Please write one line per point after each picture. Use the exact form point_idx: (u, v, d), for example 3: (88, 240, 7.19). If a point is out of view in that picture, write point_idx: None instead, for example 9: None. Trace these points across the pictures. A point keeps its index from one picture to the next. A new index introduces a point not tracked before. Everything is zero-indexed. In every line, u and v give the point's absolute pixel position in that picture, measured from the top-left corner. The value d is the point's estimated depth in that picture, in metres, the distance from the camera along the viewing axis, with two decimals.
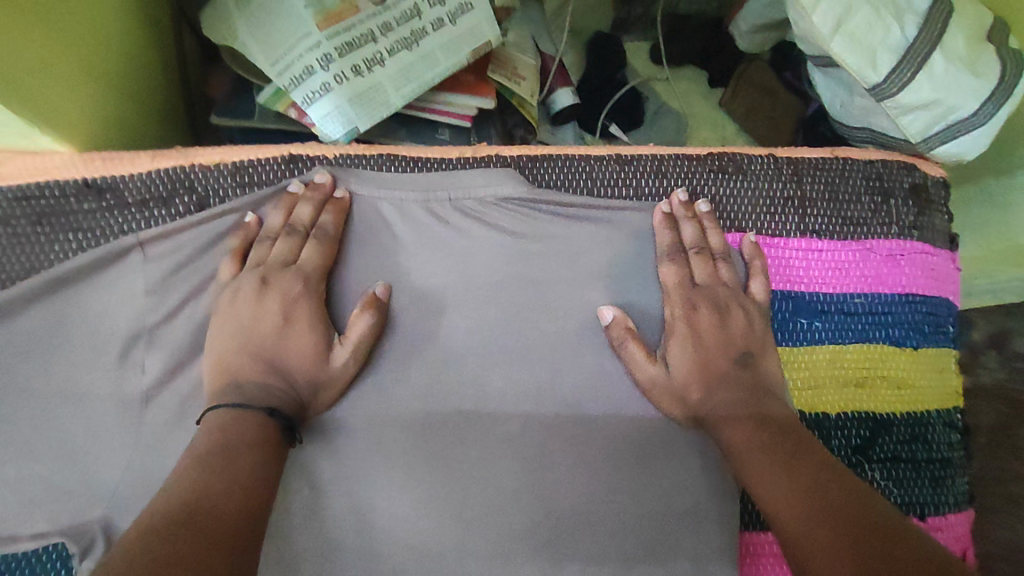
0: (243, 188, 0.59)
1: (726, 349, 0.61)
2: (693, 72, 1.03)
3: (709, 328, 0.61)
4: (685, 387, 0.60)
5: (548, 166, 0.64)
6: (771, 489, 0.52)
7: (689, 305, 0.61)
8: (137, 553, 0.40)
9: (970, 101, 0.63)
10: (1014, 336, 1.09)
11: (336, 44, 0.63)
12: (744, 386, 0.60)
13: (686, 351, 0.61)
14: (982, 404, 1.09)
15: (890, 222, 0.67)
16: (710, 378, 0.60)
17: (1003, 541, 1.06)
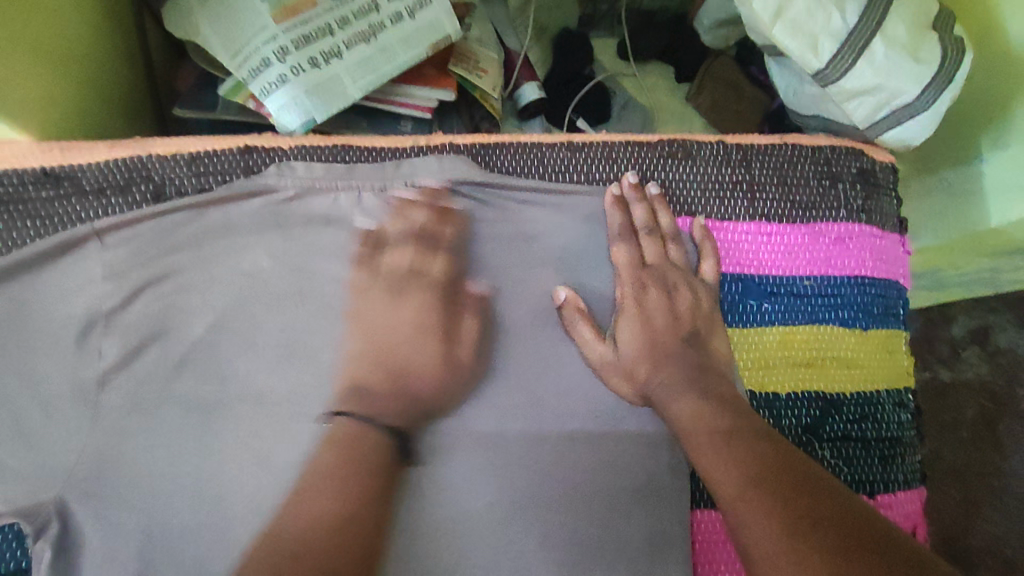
0: (197, 177, 0.61)
1: (675, 327, 0.60)
2: (660, 68, 1.05)
3: (656, 307, 0.61)
4: (632, 368, 0.59)
5: (500, 153, 0.64)
6: (729, 480, 0.49)
7: (639, 287, 0.61)
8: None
9: (913, 86, 0.63)
10: (995, 330, 1.10)
11: (292, 37, 0.66)
12: (691, 365, 0.58)
13: (635, 331, 0.60)
14: (964, 397, 1.10)
15: (839, 206, 0.66)
16: (660, 357, 0.59)
17: (988, 534, 1.05)
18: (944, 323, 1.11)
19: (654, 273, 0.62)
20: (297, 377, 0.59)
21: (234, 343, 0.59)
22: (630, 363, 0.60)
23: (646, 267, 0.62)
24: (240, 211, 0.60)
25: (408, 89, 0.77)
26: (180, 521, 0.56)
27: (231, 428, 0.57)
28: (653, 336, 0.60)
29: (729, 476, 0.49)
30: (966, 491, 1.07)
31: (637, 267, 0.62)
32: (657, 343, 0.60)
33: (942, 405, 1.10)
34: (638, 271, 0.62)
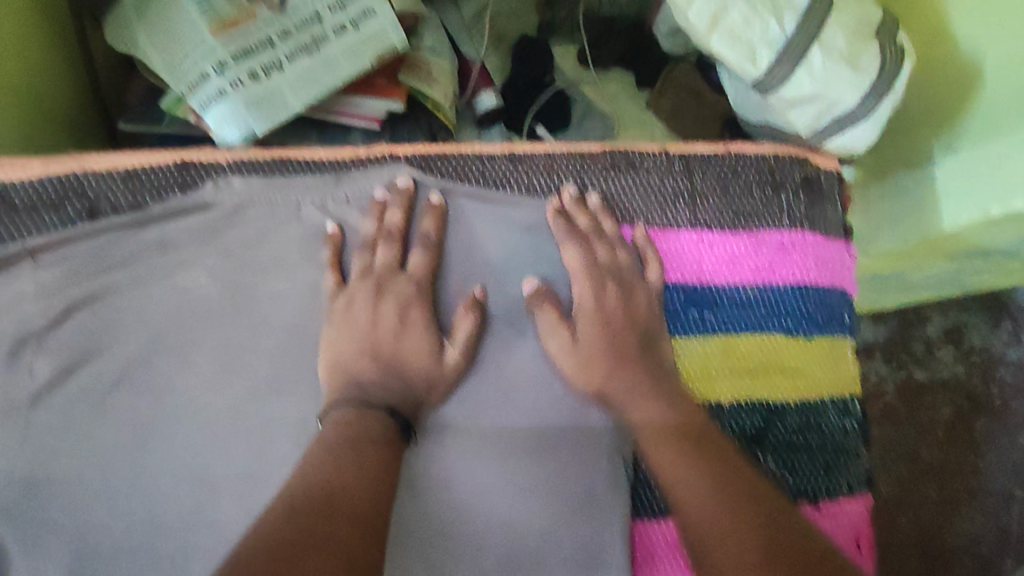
0: (133, 194, 0.59)
1: (631, 331, 0.60)
2: (620, 74, 1.04)
3: (617, 312, 0.60)
4: (587, 372, 0.59)
5: (440, 162, 0.62)
6: (691, 496, 0.52)
7: (597, 292, 0.61)
8: (262, 539, 0.41)
9: (851, 94, 0.63)
10: (969, 330, 1.08)
11: (232, 52, 0.65)
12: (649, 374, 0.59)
13: (593, 339, 0.60)
14: (941, 398, 1.07)
15: (782, 214, 0.66)
16: (620, 358, 0.59)
17: (965, 535, 1.03)
18: (919, 322, 1.09)
19: (611, 276, 0.61)
20: (231, 393, 0.57)
21: (168, 361, 0.57)
22: (584, 370, 0.59)
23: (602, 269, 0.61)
24: (176, 228, 0.59)
25: (356, 100, 0.76)
26: (116, 540, 0.56)
27: (166, 448, 0.57)
28: (611, 340, 0.60)
29: (691, 485, 0.52)
30: (944, 490, 1.04)
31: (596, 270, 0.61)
32: (616, 348, 0.60)
33: (919, 406, 1.07)
34: (588, 274, 0.61)
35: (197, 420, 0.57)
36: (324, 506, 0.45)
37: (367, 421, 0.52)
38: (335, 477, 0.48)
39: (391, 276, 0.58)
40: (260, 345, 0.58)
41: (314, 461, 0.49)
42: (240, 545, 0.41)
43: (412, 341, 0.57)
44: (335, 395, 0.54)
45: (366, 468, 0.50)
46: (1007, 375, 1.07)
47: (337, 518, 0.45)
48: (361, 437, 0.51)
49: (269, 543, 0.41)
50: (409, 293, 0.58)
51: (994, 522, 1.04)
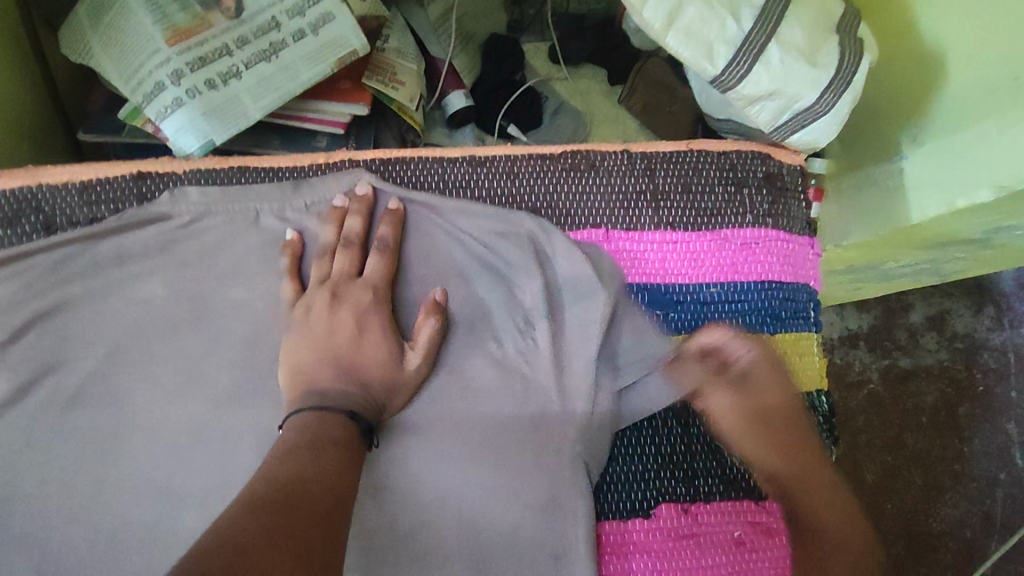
0: (90, 207, 0.59)
1: (783, 418, 0.61)
2: (591, 70, 1.04)
3: (768, 392, 0.61)
4: (777, 442, 0.60)
5: (399, 168, 0.63)
6: (821, 509, 0.59)
7: (748, 377, 0.61)
8: (224, 534, 0.39)
9: (809, 90, 0.61)
10: (952, 316, 1.10)
11: (186, 59, 0.64)
12: (792, 440, 0.61)
13: (762, 431, 0.60)
14: (925, 384, 1.08)
15: (745, 211, 0.66)
16: (773, 442, 0.60)
17: (950, 520, 1.03)
18: (903, 310, 1.10)
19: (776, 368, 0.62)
20: (192, 404, 0.57)
21: (128, 374, 0.57)
22: (767, 454, 0.60)
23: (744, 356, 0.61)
24: (132, 239, 0.59)
25: (320, 105, 0.75)
26: (77, 553, 0.56)
27: (128, 460, 0.57)
28: (766, 419, 0.61)
29: (824, 498, 0.60)
30: (929, 476, 1.05)
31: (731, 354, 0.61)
32: (760, 421, 0.61)
33: (904, 392, 1.07)
34: (761, 363, 0.61)
35: (158, 432, 0.57)
36: (282, 501, 0.44)
37: (329, 426, 0.51)
38: (298, 476, 0.46)
39: (348, 283, 0.58)
40: (219, 355, 0.58)
41: (274, 463, 0.47)
42: (201, 538, 0.39)
43: (372, 347, 0.56)
44: (294, 403, 0.53)
45: (329, 468, 0.48)
46: (990, 360, 1.09)
47: (298, 514, 0.43)
48: (321, 439, 0.50)
49: (230, 538, 0.39)
50: (365, 300, 0.57)
51: (979, 506, 1.04)
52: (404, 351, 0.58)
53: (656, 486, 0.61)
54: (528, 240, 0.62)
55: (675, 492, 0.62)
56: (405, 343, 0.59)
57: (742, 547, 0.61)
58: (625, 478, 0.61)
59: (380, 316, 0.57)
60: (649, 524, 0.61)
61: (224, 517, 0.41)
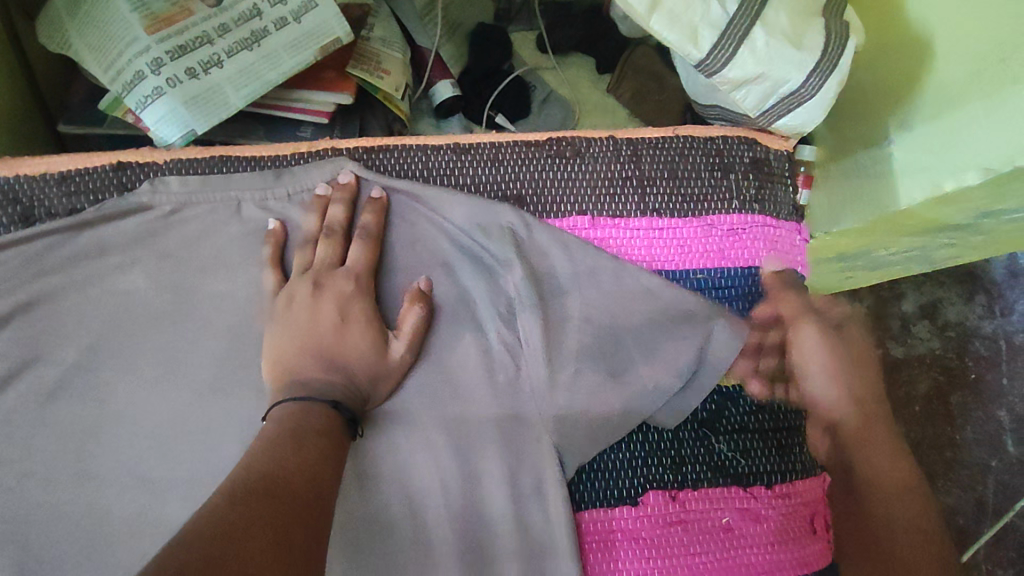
0: (69, 197, 0.58)
1: (844, 384, 0.72)
2: (579, 59, 1.03)
3: (833, 357, 0.72)
4: (839, 403, 0.69)
5: (383, 157, 0.62)
6: (875, 474, 0.67)
7: (816, 335, 0.70)
8: (206, 520, 0.39)
9: (795, 74, 0.60)
10: (943, 304, 1.10)
11: (166, 48, 0.63)
12: (853, 399, 0.72)
13: (840, 376, 0.72)
14: (918, 372, 1.08)
15: (731, 197, 0.66)
16: (842, 392, 0.71)
17: (941, 505, 1.04)
18: (895, 299, 1.10)
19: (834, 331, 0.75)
20: (175, 396, 0.57)
21: (110, 366, 0.57)
22: (848, 397, 0.71)
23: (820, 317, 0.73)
24: (112, 230, 0.58)
25: (303, 94, 0.75)
26: (60, 547, 0.55)
27: (112, 452, 0.56)
28: (840, 378, 0.71)
29: (887, 470, 0.67)
30: (921, 463, 1.05)
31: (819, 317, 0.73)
32: (833, 371, 0.71)
33: (896, 381, 1.07)
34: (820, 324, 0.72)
35: (141, 423, 0.57)
36: (265, 489, 0.43)
37: (312, 416, 0.51)
38: (281, 465, 0.46)
39: (330, 272, 0.57)
40: (202, 346, 0.58)
41: (256, 454, 0.47)
42: (183, 525, 0.39)
43: (355, 337, 0.56)
44: (277, 394, 0.53)
45: (312, 457, 0.48)
46: (981, 348, 1.09)
47: (283, 506, 0.43)
48: (305, 429, 0.49)
49: (212, 523, 0.39)
50: (348, 289, 0.57)
51: (970, 493, 1.04)
52: (389, 340, 0.57)
53: (643, 474, 0.61)
54: (510, 232, 0.61)
55: (663, 479, 0.61)
56: (390, 331, 0.58)
57: (729, 533, 0.61)
58: (613, 466, 0.61)
59: (363, 305, 0.57)
60: (636, 511, 0.61)
61: (205, 508, 0.40)
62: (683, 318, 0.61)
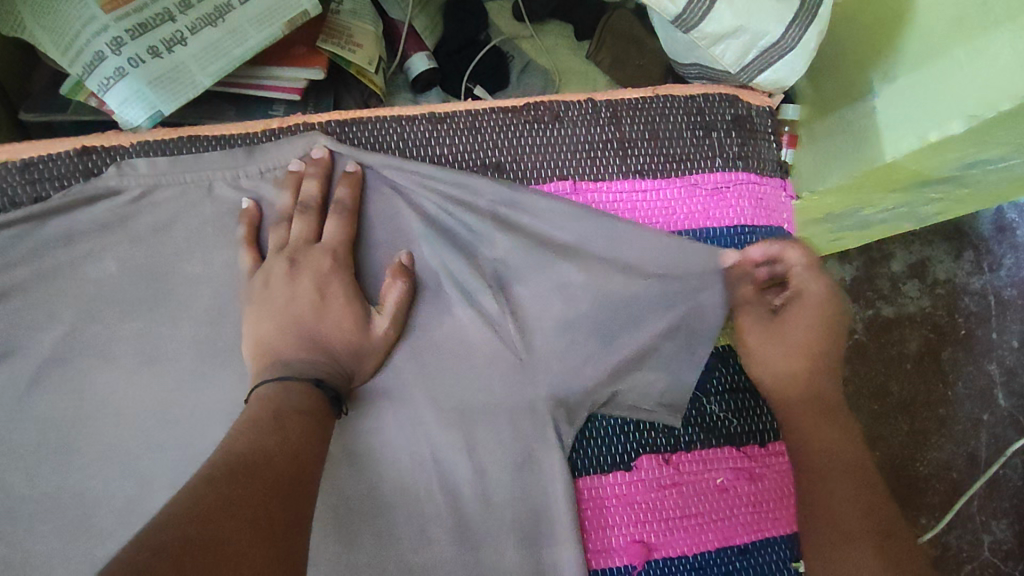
0: (33, 185, 0.56)
1: (810, 348, 0.62)
2: (558, 26, 1.00)
3: (803, 325, 0.63)
4: (801, 377, 0.62)
5: (356, 129, 0.60)
6: (831, 454, 0.59)
7: (803, 295, 0.63)
8: (185, 500, 0.39)
9: (774, 25, 0.57)
10: (932, 263, 1.09)
11: (126, 26, 0.61)
12: (829, 367, 0.63)
13: (779, 353, 0.62)
14: (909, 331, 1.08)
15: (714, 155, 0.64)
16: (810, 356, 0.62)
17: (935, 462, 1.05)
18: (884, 259, 1.09)
19: (824, 277, 0.63)
20: (157, 383, 0.56)
21: (87, 358, 0.56)
22: (789, 382, 0.61)
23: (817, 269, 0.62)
24: (79, 218, 0.56)
25: (273, 71, 0.72)
26: (48, 541, 0.55)
27: (96, 442, 0.56)
28: (810, 345, 0.62)
29: (833, 438, 0.60)
30: (914, 421, 1.06)
31: (812, 265, 0.62)
32: (792, 357, 0.62)
33: (888, 341, 1.07)
34: (811, 279, 0.62)
35: (126, 412, 0.56)
36: (245, 468, 0.43)
37: (294, 394, 0.50)
38: (261, 445, 0.45)
39: (307, 249, 0.56)
40: (180, 332, 0.57)
41: (235, 435, 0.46)
42: (162, 507, 0.38)
43: (336, 314, 0.55)
44: (261, 374, 0.52)
45: (294, 435, 0.47)
46: (971, 304, 1.08)
47: (263, 485, 0.42)
48: (286, 408, 0.49)
49: (192, 504, 0.38)
50: (325, 266, 0.56)
51: (964, 448, 1.05)
52: (371, 315, 0.56)
53: (636, 439, 0.61)
54: (485, 209, 0.59)
55: (656, 443, 0.61)
56: (372, 307, 0.57)
57: (725, 494, 0.61)
58: (605, 433, 0.61)
59: (342, 280, 0.56)
60: (630, 476, 0.60)
61: (183, 490, 0.40)
62: (666, 281, 0.60)
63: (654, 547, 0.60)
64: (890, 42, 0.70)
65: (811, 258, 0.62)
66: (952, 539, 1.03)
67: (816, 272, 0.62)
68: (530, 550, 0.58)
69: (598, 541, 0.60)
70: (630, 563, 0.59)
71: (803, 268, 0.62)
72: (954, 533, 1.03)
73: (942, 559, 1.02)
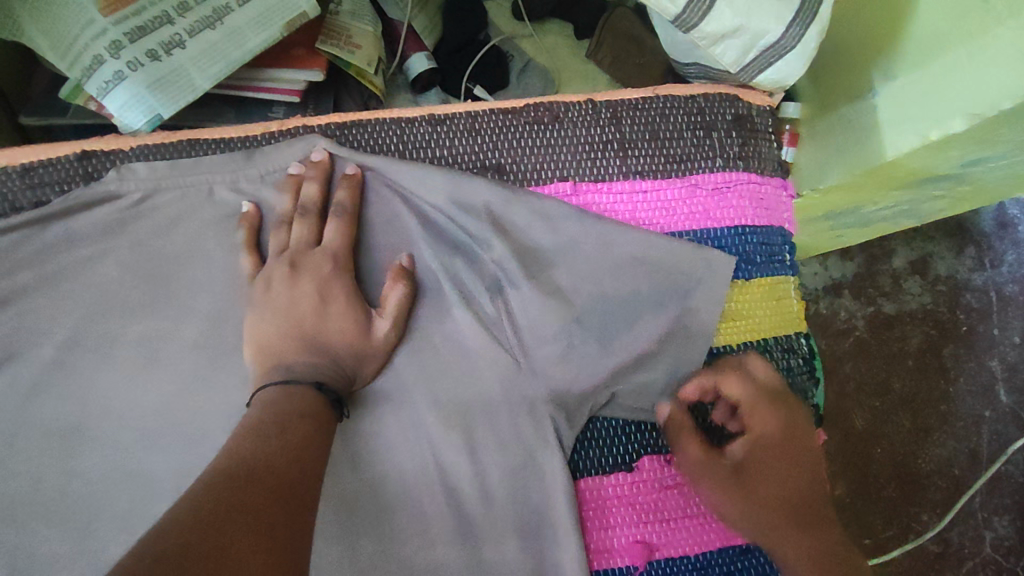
0: (33, 190, 0.56)
1: (772, 470, 0.56)
2: (558, 25, 1.00)
3: (772, 476, 0.56)
4: (758, 513, 0.55)
5: (355, 131, 0.60)
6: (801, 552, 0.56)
7: (757, 438, 0.57)
8: (188, 505, 0.39)
9: (774, 24, 0.57)
10: (934, 260, 1.09)
11: (124, 30, 0.60)
12: (801, 496, 0.56)
13: (736, 498, 0.56)
14: (911, 328, 1.08)
15: (715, 155, 0.64)
16: (793, 517, 0.54)
17: (937, 459, 1.05)
18: (885, 257, 1.09)
19: (779, 406, 0.57)
20: (158, 387, 0.57)
21: (90, 361, 0.56)
22: (742, 519, 0.56)
23: (771, 397, 0.57)
24: (80, 222, 0.56)
25: (273, 73, 0.72)
26: (51, 544, 0.56)
27: (100, 445, 0.56)
28: (786, 500, 0.55)
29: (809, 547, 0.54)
30: (916, 418, 1.06)
31: (761, 395, 0.57)
32: (746, 498, 0.56)
33: (890, 338, 1.07)
34: (763, 412, 0.57)
35: (129, 416, 0.56)
36: (247, 472, 0.43)
37: (295, 397, 0.50)
38: (263, 449, 0.45)
39: (307, 253, 0.56)
40: (182, 335, 0.57)
41: (237, 439, 0.46)
42: (164, 513, 0.38)
43: (336, 317, 0.55)
44: (262, 377, 0.52)
45: (296, 439, 0.47)
46: (973, 301, 1.08)
47: (267, 489, 0.42)
48: (287, 412, 0.49)
49: (195, 509, 0.38)
50: (326, 270, 0.56)
51: (966, 444, 1.05)
52: (372, 318, 0.56)
53: (637, 439, 0.61)
54: (485, 210, 0.59)
55: (657, 443, 0.61)
56: (373, 310, 0.57)
57: None
58: (607, 434, 0.61)
59: (342, 284, 0.56)
60: (632, 476, 0.60)
61: (185, 495, 0.40)
62: (667, 281, 0.60)
63: (656, 548, 0.60)
64: (891, 40, 0.69)
65: (754, 386, 0.57)
66: (955, 535, 1.03)
67: (772, 401, 0.57)
68: (532, 551, 0.58)
69: (600, 542, 0.60)
70: (631, 563, 0.59)
71: (754, 402, 0.57)
72: (956, 529, 1.03)
73: (944, 556, 1.02)
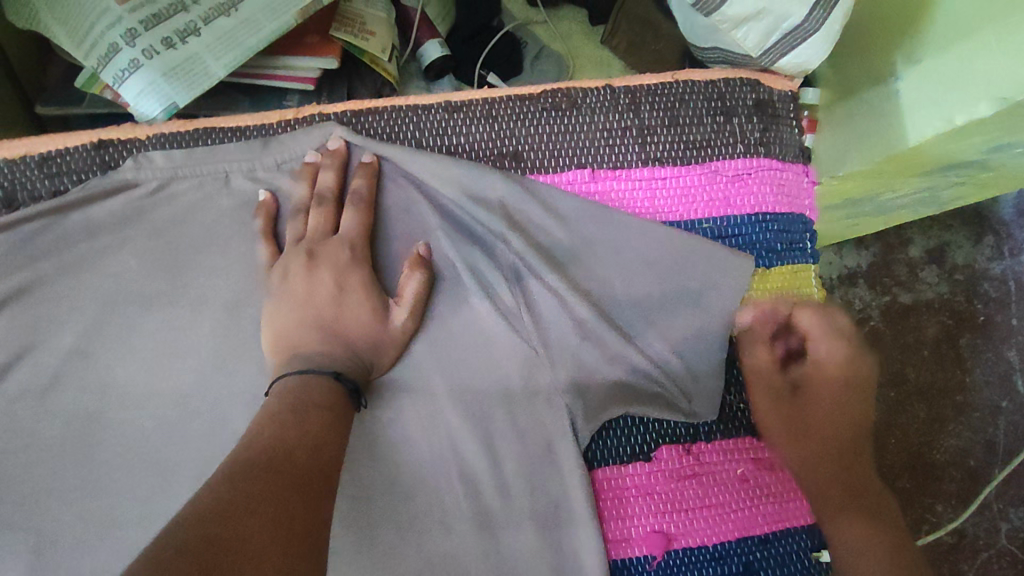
0: (51, 179, 0.56)
1: (815, 378, 0.62)
2: (572, 11, 0.98)
3: (809, 389, 0.62)
4: (789, 415, 0.61)
5: (371, 119, 0.60)
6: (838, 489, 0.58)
7: (811, 358, 0.62)
8: (211, 497, 0.39)
9: (797, 6, 0.54)
10: (951, 249, 1.07)
11: (140, 17, 0.60)
12: (823, 429, 0.61)
13: (783, 401, 0.61)
14: (926, 317, 1.06)
15: (735, 141, 0.63)
16: (820, 444, 0.60)
17: (953, 449, 1.03)
18: (902, 245, 1.07)
19: (838, 341, 0.61)
20: (176, 376, 0.57)
21: (108, 350, 0.57)
22: (783, 424, 0.60)
23: (840, 335, 0.62)
24: (97, 211, 0.57)
25: (286, 61, 0.72)
26: (73, 531, 0.56)
27: (119, 433, 0.57)
28: (809, 425, 0.61)
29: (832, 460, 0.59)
30: (931, 409, 1.04)
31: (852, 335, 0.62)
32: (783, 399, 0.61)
33: (905, 328, 1.06)
34: (830, 344, 0.61)
35: (148, 403, 0.57)
36: (267, 463, 0.43)
37: (314, 387, 0.50)
38: (282, 439, 0.45)
39: (324, 242, 0.56)
40: (199, 325, 0.57)
41: (257, 429, 0.46)
42: (186, 504, 0.38)
43: (354, 306, 0.55)
44: (281, 368, 0.52)
45: (316, 430, 0.47)
46: (990, 290, 1.07)
47: (285, 479, 0.42)
48: (305, 403, 0.48)
49: (217, 501, 0.38)
50: (342, 258, 0.55)
51: (982, 435, 1.04)
52: (389, 307, 0.56)
53: (655, 428, 0.61)
54: (500, 203, 0.59)
55: (675, 433, 0.61)
56: (390, 298, 0.57)
57: (745, 484, 0.61)
58: (627, 424, 0.60)
59: (359, 273, 0.55)
60: (650, 466, 0.60)
61: (208, 486, 0.40)
62: (684, 271, 0.59)
63: (674, 537, 0.59)
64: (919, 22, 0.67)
65: (829, 319, 0.62)
66: (970, 527, 1.02)
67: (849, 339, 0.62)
68: (548, 541, 0.58)
69: (618, 532, 0.59)
70: (649, 553, 0.59)
71: (826, 332, 0.61)
72: (972, 521, 1.02)
73: (959, 547, 1.01)
